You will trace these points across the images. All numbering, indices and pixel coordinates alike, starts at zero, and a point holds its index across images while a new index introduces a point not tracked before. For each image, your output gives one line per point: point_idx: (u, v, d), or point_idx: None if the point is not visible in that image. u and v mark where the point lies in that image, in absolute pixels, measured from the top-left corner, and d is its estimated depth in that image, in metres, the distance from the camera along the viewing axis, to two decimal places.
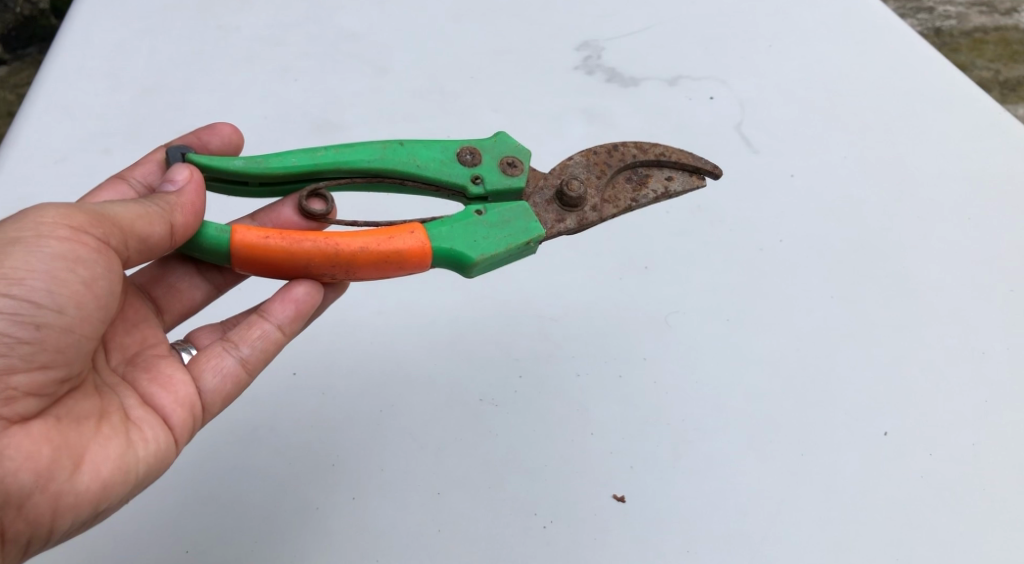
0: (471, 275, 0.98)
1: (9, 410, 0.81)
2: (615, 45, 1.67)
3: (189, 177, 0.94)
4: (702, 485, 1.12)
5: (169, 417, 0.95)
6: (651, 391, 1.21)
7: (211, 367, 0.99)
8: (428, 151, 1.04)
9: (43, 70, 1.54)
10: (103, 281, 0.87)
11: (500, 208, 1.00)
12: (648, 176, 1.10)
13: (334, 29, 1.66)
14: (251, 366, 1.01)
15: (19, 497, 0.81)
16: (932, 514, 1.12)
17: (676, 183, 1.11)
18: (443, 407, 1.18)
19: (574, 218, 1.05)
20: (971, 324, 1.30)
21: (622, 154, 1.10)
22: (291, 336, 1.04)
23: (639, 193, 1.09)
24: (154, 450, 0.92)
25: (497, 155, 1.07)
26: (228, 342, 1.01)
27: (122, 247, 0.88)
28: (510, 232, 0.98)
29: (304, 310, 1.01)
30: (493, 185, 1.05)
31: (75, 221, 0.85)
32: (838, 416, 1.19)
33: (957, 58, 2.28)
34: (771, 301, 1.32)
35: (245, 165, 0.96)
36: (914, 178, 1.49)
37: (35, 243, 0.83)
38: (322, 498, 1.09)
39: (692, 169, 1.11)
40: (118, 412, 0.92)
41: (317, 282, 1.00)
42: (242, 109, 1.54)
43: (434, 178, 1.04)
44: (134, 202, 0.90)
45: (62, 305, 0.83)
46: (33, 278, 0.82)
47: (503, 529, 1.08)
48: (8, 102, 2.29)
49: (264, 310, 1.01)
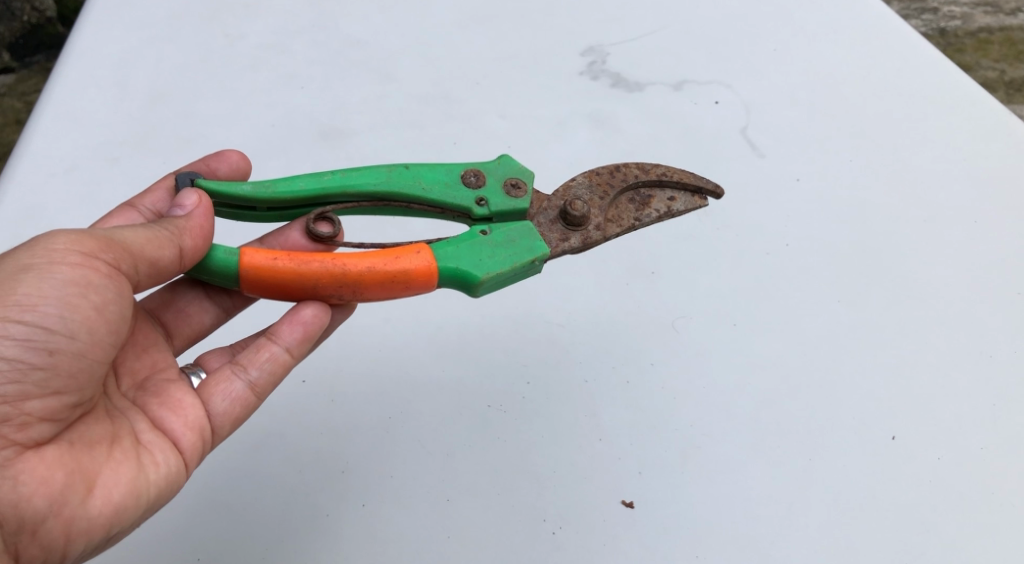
0: (477, 294, 0.99)
1: (23, 435, 0.83)
2: (620, 50, 1.68)
3: (198, 202, 0.95)
4: (709, 491, 1.13)
5: (179, 441, 0.96)
6: (658, 397, 1.21)
7: (220, 390, 1.00)
8: (432, 173, 1.05)
9: (51, 82, 1.55)
10: (113, 306, 0.88)
11: (505, 228, 1.01)
12: (651, 196, 1.12)
13: (340, 37, 1.67)
14: (260, 389, 1.02)
15: (33, 521, 0.82)
16: (939, 518, 1.12)
17: (678, 204, 1.12)
18: (452, 414, 1.19)
19: (578, 237, 1.06)
20: (978, 328, 1.30)
21: (624, 175, 1.11)
22: (299, 358, 1.04)
23: (642, 212, 1.10)
24: (165, 474, 0.94)
25: (501, 176, 1.07)
26: (237, 365, 1.01)
27: (132, 271, 0.90)
28: (515, 251, 0.99)
29: (312, 332, 1.00)
30: (498, 207, 1.06)
31: (87, 246, 0.87)
32: (844, 421, 1.20)
33: (963, 58, 2.27)
34: (778, 307, 1.32)
35: (253, 190, 0.97)
36: (920, 181, 1.48)
37: (48, 270, 0.85)
38: (332, 506, 1.11)
39: (694, 189, 1.13)
40: (129, 436, 0.93)
41: (325, 304, 1.00)
42: (249, 118, 1.54)
43: (439, 201, 1.04)
44: (144, 227, 0.91)
45: (74, 330, 0.85)
46: (46, 304, 0.84)
47: (512, 537, 1.08)
48: (16, 109, 2.31)
49: (272, 333, 1.01)
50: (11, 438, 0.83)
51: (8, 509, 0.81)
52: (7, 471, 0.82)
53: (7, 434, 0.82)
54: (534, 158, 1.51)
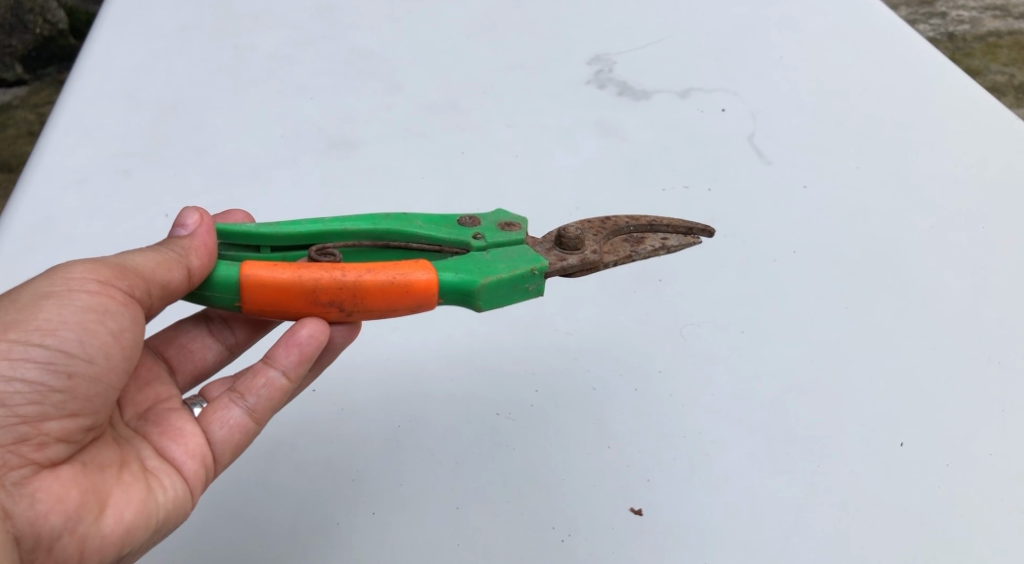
0: (478, 302, 0.99)
1: (41, 455, 0.85)
2: (626, 59, 1.69)
3: (199, 220, 1.00)
4: (717, 498, 1.12)
5: (182, 468, 0.98)
6: (665, 405, 1.21)
7: (219, 418, 1.01)
8: (429, 216, 1.09)
9: (64, 94, 1.57)
10: (128, 333, 0.91)
11: (502, 251, 1.05)
12: (643, 237, 1.14)
13: (350, 50, 1.69)
14: (258, 416, 1.02)
15: (49, 539, 0.83)
16: (954, 525, 1.10)
17: (671, 241, 1.14)
18: (461, 422, 1.20)
19: (575, 257, 1.06)
20: (988, 333, 1.29)
21: (614, 222, 1.14)
22: (298, 381, 1.03)
23: (638, 247, 1.12)
24: (173, 497, 0.95)
25: (495, 220, 1.12)
26: (235, 393, 1.02)
27: (145, 296, 0.93)
28: (513, 262, 1.02)
29: (309, 353, 1.00)
30: (494, 240, 1.08)
31: (103, 275, 0.90)
32: (853, 428, 1.19)
33: (972, 62, 2.27)
34: (784, 313, 1.32)
35: (257, 229, 1.01)
36: (927, 187, 1.48)
37: (66, 296, 0.88)
38: (342, 514, 1.11)
39: (685, 231, 1.16)
40: (137, 461, 0.96)
41: (323, 323, 0.98)
42: (257, 127, 1.55)
43: (437, 236, 1.06)
44: (152, 251, 0.95)
45: (92, 354, 0.88)
46: (65, 329, 0.86)
47: (521, 546, 1.08)
48: (28, 120, 2.35)
49: (268, 358, 1.01)
50: (28, 457, 0.84)
51: (25, 527, 0.82)
52: (24, 489, 0.83)
53: (25, 453, 0.84)
54: (540, 166, 1.51)
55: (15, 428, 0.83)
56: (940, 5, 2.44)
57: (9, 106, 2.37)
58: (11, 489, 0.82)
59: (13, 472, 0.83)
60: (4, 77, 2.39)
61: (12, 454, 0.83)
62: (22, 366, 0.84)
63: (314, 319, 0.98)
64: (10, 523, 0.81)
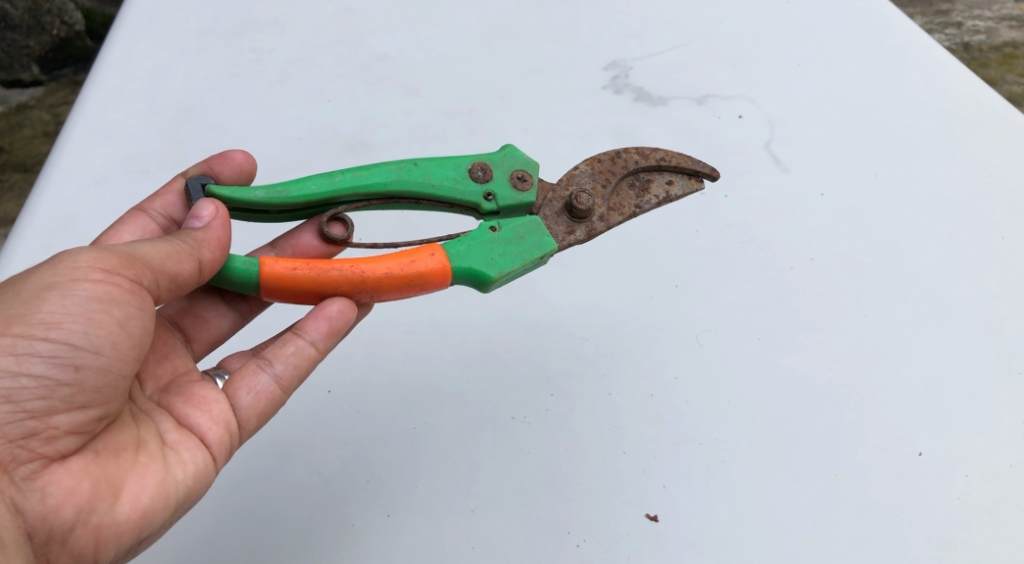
0: (488, 290, 1.04)
1: (50, 448, 0.86)
2: (643, 64, 1.69)
3: (215, 213, 0.98)
4: (734, 506, 1.12)
5: (205, 437, 1.00)
6: (682, 409, 1.21)
7: (247, 385, 1.04)
8: (441, 169, 1.10)
9: (83, 93, 1.58)
10: (136, 320, 0.91)
11: (513, 225, 1.05)
12: (650, 181, 1.17)
13: (367, 51, 1.69)
14: (286, 384, 1.06)
15: (61, 533, 0.86)
16: (968, 535, 1.11)
17: (676, 187, 1.17)
18: (475, 426, 1.19)
19: (583, 229, 1.11)
20: (1008, 345, 1.29)
21: (625, 161, 1.16)
22: (324, 352, 1.07)
23: (642, 199, 1.15)
24: (192, 473, 0.97)
25: (507, 169, 1.12)
26: (263, 360, 1.05)
27: (154, 286, 0.93)
28: (523, 247, 1.04)
29: (337, 328, 1.03)
30: (504, 201, 1.11)
31: (108, 264, 0.90)
32: (870, 437, 1.19)
33: (988, 72, 2.27)
34: (802, 320, 1.32)
35: (267, 196, 1.01)
36: (947, 196, 1.48)
37: (70, 286, 0.88)
38: (356, 515, 1.11)
39: (690, 172, 1.17)
40: (154, 438, 0.96)
41: (350, 302, 1.01)
42: (275, 130, 1.56)
43: (447, 197, 1.09)
44: (162, 241, 0.94)
45: (99, 345, 0.88)
46: (71, 321, 0.87)
47: (536, 550, 1.08)
48: (44, 120, 2.36)
49: (297, 328, 1.04)
50: (37, 451, 0.85)
51: (36, 521, 0.85)
52: (34, 484, 0.85)
53: (33, 447, 0.85)
54: (556, 171, 1.51)
55: (23, 423, 0.85)
56: (956, 14, 2.43)
57: (25, 106, 2.37)
58: (20, 484, 0.84)
59: (22, 467, 0.85)
60: (20, 78, 2.37)
61: (21, 448, 0.85)
62: (28, 361, 0.85)
63: (342, 298, 1.01)
64: (21, 518, 0.84)
